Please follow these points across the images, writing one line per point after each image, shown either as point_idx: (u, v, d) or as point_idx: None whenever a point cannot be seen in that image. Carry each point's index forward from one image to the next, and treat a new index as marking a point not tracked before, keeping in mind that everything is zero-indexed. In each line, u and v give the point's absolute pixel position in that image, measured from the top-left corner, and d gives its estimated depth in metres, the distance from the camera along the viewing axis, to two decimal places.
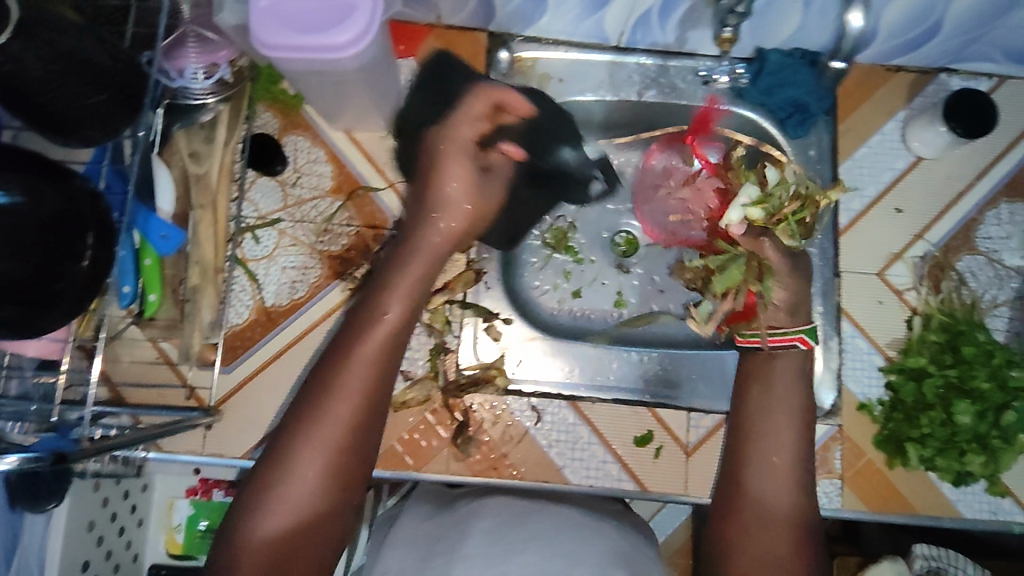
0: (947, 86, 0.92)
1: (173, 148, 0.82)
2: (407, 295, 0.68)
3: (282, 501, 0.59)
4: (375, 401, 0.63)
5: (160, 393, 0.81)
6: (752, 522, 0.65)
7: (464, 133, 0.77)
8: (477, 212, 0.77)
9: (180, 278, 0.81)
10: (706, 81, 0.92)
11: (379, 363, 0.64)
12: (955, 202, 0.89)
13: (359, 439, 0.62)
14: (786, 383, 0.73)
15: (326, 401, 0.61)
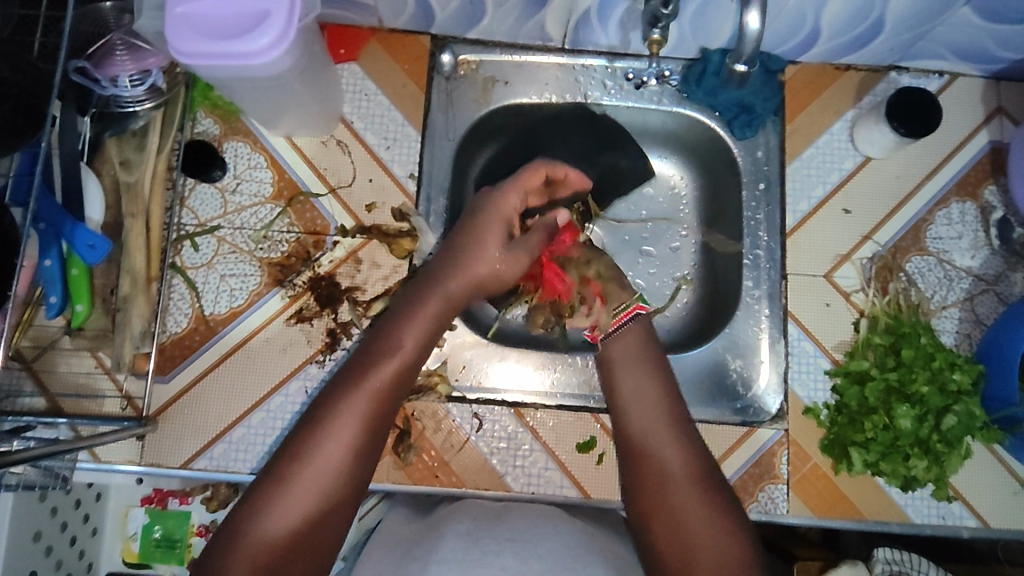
0: (897, 84, 0.91)
1: (104, 156, 0.80)
2: (415, 336, 0.71)
3: (277, 520, 0.61)
4: (373, 436, 0.66)
5: (97, 403, 0.80)
6: (665, 495, 0.68)
7: (512, 201, 0.80)
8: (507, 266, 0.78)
9: (110, 289, 0.78)
10: (637, 85, 0.92)
11: (383, 402, 0.67)
12: (903, 202, 0.88)
13: (356, 470, 0.65)
14: (647, 353, 0.78)
15: (328, 432, 0.64)
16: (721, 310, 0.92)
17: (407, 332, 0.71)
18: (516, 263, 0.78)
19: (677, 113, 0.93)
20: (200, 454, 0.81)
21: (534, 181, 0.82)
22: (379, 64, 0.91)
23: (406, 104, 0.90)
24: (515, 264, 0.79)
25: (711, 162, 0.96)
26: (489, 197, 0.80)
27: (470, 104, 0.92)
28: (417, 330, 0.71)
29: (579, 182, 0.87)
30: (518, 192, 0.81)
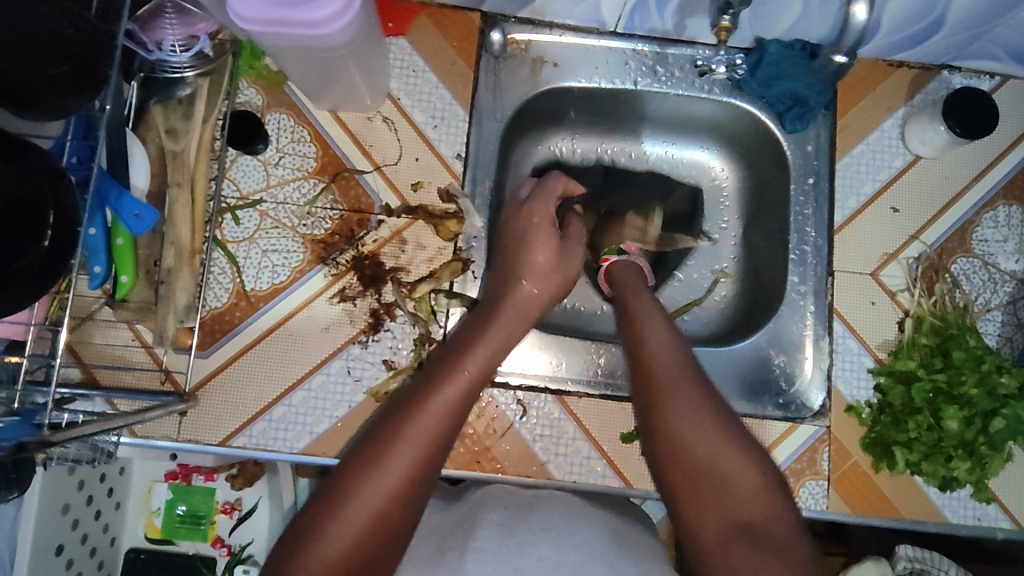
0: (949, 84, 0.90)
1: (149, 123, 0.77)
2: (488, 345, 0.71)
3: (334, 530, 0.56)
4: (445, 441, 0.62)
5: (134, 376, 0.78)
6: (695, 465, 0.61)
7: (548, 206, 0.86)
8: (562, 271, 0.82)
9: (153, 261, 0.76)
10: (702, 72, 0.90)
11: (459, 404, 0.64)
12: (952, 202, 0.88)
13: (426, 477, 0.60)
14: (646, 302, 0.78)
15: (403, 436, 0.60)
16: (762, 304, 0.92)
17: (482, 339, 0.71)
18: (573, 259, 0.84)
19: (728, 104, 0.92)
20: (240, 432, 0.80)
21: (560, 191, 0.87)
22: (428, 40, 0.88)
23: (454, 83, 0.88)
24: (570, 267, 0.83)
25: (756, 154, 0.96)
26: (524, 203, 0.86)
27: (518, 86, 0.90)
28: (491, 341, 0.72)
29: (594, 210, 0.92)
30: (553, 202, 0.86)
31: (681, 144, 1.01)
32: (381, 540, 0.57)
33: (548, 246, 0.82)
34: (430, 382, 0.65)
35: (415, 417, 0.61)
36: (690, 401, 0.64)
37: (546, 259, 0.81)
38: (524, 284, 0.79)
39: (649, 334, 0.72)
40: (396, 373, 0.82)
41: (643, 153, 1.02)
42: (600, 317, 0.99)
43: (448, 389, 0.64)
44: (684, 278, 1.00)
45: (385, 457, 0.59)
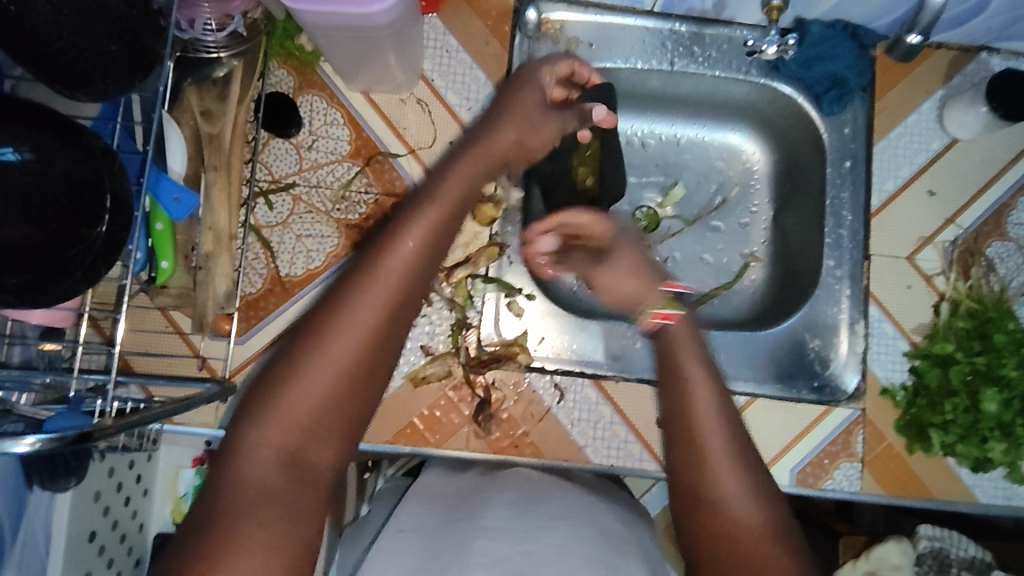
0: (987, 66, 0.89)
1: (184, 105, 0.75)
2: (467, 169, 0.64)
3: (301, 389, 0.52)
4: (421, 278, 0.57)
5: (169, 363, 0.77)
6: (716, 515, 0.55)
7: (543, 80, 0.75)
8: (540, 132, 0.72)
9: (192, 246, 0.73)
10: (751, 51, 0.88)
11: (434, 234, 0.57)
12: (987, 186, 0.87)
13: (400, 314, 0.55)
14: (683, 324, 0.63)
15: (373, 274, 0.55)
16: (796, 287, 0.92)
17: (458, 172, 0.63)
18: (549, 134, 0.72)
19: (764, 86, 0.91)
20: None
21: (563, 71, 0.76)
22: (463, 19, 0.87)
23: (489, 64, 0.87)
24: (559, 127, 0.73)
25: (790, 136, 0.95)
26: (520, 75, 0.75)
27: None
28: (464, 175, 0.63)
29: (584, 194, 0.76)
30: (550, 77, 0.75)
31: (712, 127, 1.00)
32: (354, 388, 0.54)
33: (533, 109, 0.72)
34: (411, 213, 0.58)
35: (390, 256, 0.55)
36: (727, 459, 0.57)
37: (526, 120, 0.71)
38: (506, 131, 0.69)
39: (693, 391, 0.59)
40: (434, 359, 0.81)
41: (674, 134, 1.01)
42: None
43: (420, 217, 0.57)
44: (715, 262, 1.00)
45: (356, 299, 0.54)
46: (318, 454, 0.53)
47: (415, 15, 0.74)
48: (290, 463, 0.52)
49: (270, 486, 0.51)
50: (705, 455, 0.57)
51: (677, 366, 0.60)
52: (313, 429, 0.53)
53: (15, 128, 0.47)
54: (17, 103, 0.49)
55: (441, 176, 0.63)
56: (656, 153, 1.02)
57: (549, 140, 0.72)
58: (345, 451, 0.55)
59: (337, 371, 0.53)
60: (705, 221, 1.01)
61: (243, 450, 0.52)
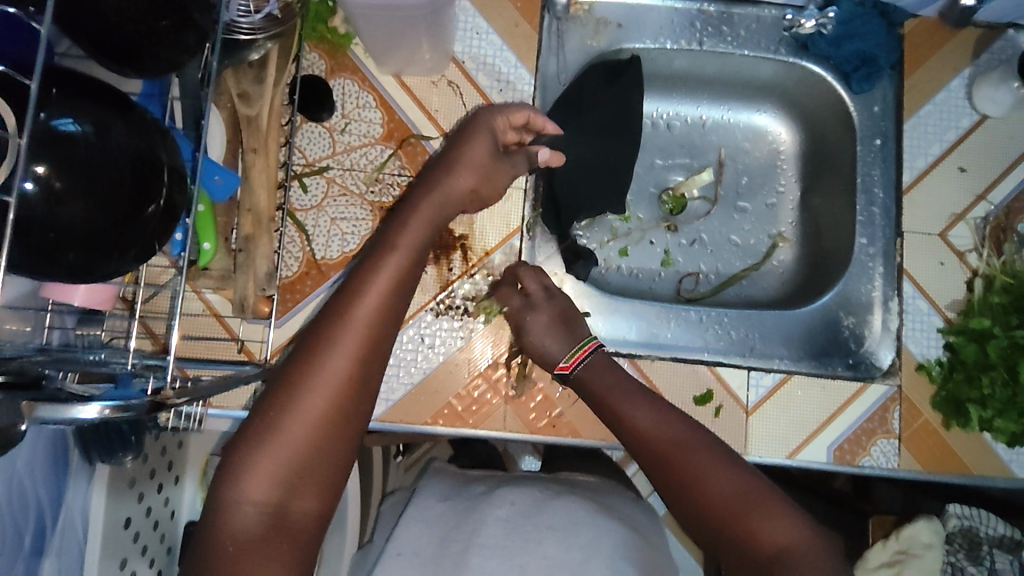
0: (1015, 43, 0.90)
1: (222, 87, 0.74)
2: (424, 217, 0.66)
3: (275, 449, 0.53)
4: (386, 329, 0.58)
5: (206, 348, 0.78)
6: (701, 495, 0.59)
7: (497, 121, 0.75)
8: (489, 186, 0.74)
9: (230, 227, 0.74)
10: (791, 25, 0.89)
11: (395, 286, 0.59)
12: (1018, 162, 0.88)
13: (370, 362, 0.56)
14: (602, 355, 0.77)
15: (338, 331, 0.56)
16: (826, 266, 0.92)
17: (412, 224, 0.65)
18: (500, 180, 0.76)
19: (793, 65, 0.91)
20: None
21: (518, 120, 0.76)
22: (492, 1, 0.87)
23: (519, 46, 0.87)
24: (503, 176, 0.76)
25: (817, 115, 0.95)
26: (473, 121, 0.75)
27: (582, 48, 0.89)
28: (423, 219, 0.66)
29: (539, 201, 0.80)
30: (504, 121, 0.75)
31: (740, 107, 1.00)
32: (330, 437, 0.54)
33: (482, 155, 0.72)
34: (369, 269, 0.60)
35: (353, 312, 0.57)
36: (681, 438, 0.64)
37: (474, 167, 0.72)
38: (454, 184, 0.70)
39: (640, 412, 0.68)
40: (468, 340, 0.82)
41: (699, 116, 1.01)
42: (661, 281, 0.99)
43: (381, 271, 0.59)
44: (742, 243, 1.00)
45: (321, 356, 0.55)
46: (300, 505, 0.53)
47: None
48: (272, 522, 0.51)
49: (247, 542, 0.50)
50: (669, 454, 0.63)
51: (626, 403, 0.69)
52: (292, 479, 0.53)
53: (77, 101, 0.47)
54: (76, 77, 0.49)
55: (399, 224, 0.64)
56: (681, 136, 1.02)
57: (498, 184, 0.76)
58: (327, 499, 0.55)
59: (312, 423, 0.54)
60: (732, 202, 1.01)
61: (225, 511, 0.51)
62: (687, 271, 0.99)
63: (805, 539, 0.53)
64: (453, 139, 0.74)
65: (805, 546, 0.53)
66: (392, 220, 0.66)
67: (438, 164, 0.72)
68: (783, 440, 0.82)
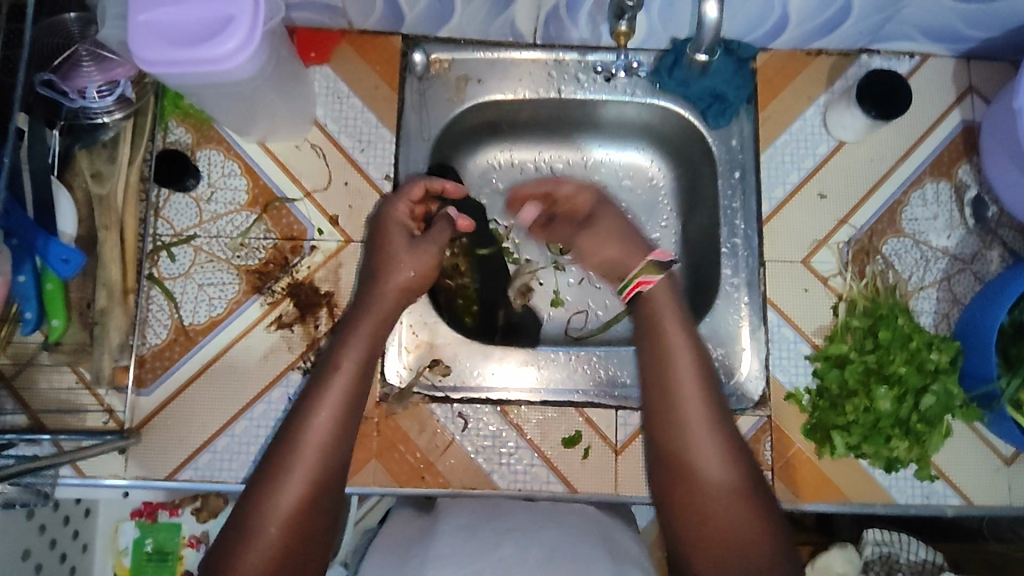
0: (868, 68, 0.91)
1: (75, 169, 0.79)
2: (365, 340, 0.71)
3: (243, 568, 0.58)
4: (357, 407, 0.68)
5: (80, 417, 0.81)
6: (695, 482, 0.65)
7: (400, 210, 0.79)
8: (425, 274, 0.76)
9: (86, 302, 0.78)
10: (607, 78, 0.92)
11: (361, 368, 0.69)
12: (879, 184, 0.88)
13: (342, 435, 0.66)
14: (664, 301, 0.73)
15: (314, 408, 0.66)
16: (702, 299, 0.92)
17: (345, 354, 0.69)
18: (426, 258, 0.76)
19: (652, 105, 0.93)
20: (185, 464, 0.82)
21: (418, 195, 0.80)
22: (351, 67, 0.90)
23: (379, 107, 0.90)
24: (425, 263, 0.76)
25: (685, 149, 0.97)
26: (379, 217, 0.79)
27: (443, 105, 0.92)
28: (376, 316, 0.72)
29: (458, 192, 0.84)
30: (405, 205, 0.79)
31: (617, 146, 1.02)
32: (319, 500, 0.63)
33: (402, 246, 0.76)
34: (333, 355, 0.69)
35: (326, 392, 0.67)
36: (701, 405, 0.68)
37: (403, 258, 0.75)
38: (393, 278, 0.74)
39: (677, 365, 0.69)
40: None
41: (582, 156, 1.02)
42: (549, 321, 0.99)
43: (349, 356, 0.69)
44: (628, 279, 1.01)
45: (303, 429, 0.65)
46: None
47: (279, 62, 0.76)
48: None
49: None
50: (695, 456, 0.66)
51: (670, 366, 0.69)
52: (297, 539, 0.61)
53: None
54: None
55: (354, 318, 0.72)
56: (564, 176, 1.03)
57: (431, 262, 0.76)
58: None
59: (301, 488, 0.62)
60: None
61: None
62: (576, 309, 1.00)
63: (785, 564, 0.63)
64: (370, 246, 0.78)
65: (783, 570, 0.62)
66: (348, 313, 0.73)
67: (371, 264, 0.76)
68: None
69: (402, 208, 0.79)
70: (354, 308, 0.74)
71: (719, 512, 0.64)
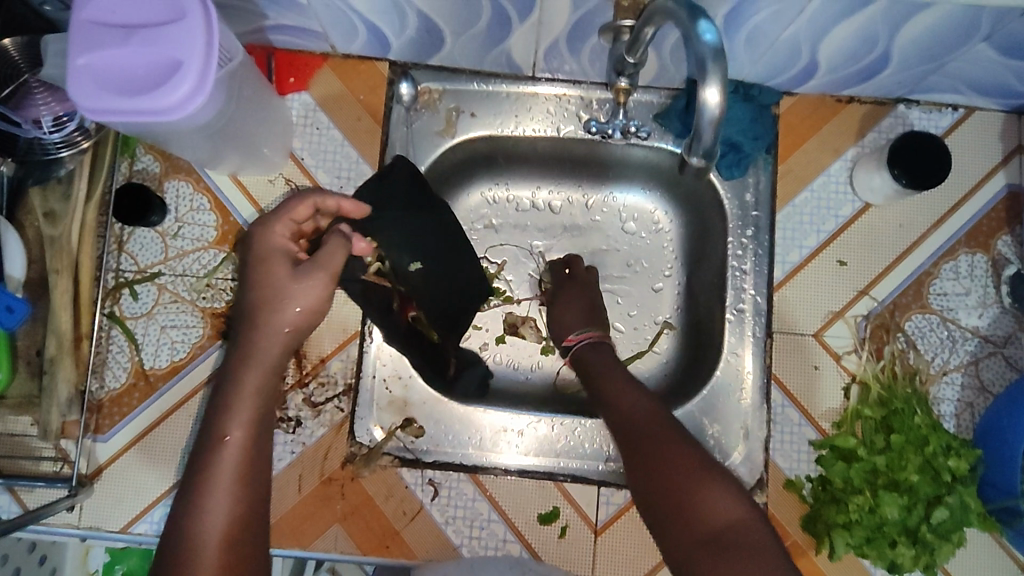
0: (905, 120, 0.81)
1: (27, 206, 0.76)
2: (254, 393, 0.60)
3: None
4: (256, 471, 0.58)
5: (33, 463, 0.76)
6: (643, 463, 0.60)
7: (279, 233, 0.65)
8: (318, 303, 0.63)
9: (35, 351, 0.76)
10: (603, 136, 0.84)
11: (252, 430, 0.59)
12: (906, 253, 0.79)
13: (247, 504, 0.57)
14: (597, 353, 0.77)
15: (202, 493, 0.56)
16: (701, 364, 0.84)
17: (228, 422, 0.58)
18: (315, 291, 0.62)
19: (659, 149, 0.85)
20: (141, 517, 0.77)
21: (303, 215, 0.66)
22: (333, 95, 0.83)
23: (361, 140, 0.83)
24: (312, 300, 0.62)
25: (694, 198, 0.88)
26: (254, 248, 0.65)
27: (432, 139, 0.84)
28: (261, 369, 0.61)
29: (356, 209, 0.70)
30: (283, 227, 0.65)
31: (620, 187, 0.93)
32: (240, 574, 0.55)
33: (286, 278, 0.62)
34: (216, 423, 0.58)
35: (215, 470, 0.56)
36: (634, 403, 0.66)
37: (286, 295, 0.62)
38: (277, 319, 0.61)
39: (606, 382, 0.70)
40: (300, 455, 0.78)
41: (583, 194, 0.94)
42: (537, 373, 0.91)
43: (234, 420, 0.58)
44: (626, 329, 0.91)
45: (194, 521, 0.55)
46: None
47: (237, 99, 0.69)
48: None
49: None
50: (633, 434, 0.63)
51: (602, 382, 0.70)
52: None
53: None
54: None
55: (236, 378, 0.60)
56: (561, 214, 0.94)
57: (323, 293, 0.63)
58: None
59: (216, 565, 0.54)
60: (607, 284, 0.92)
61: None
62: None
63: (746, 514, 0.55)
64: (245, 282, 0.64)
65: (747, 521, 0.55)
66: (225, 371, 0.61)
67: (248, 305, 0.63)
68: (633, 563, 0.77)
69: (280, 232, 0.65)
70: (234, 363, 0.61)
71: (671, 480, 0.57)
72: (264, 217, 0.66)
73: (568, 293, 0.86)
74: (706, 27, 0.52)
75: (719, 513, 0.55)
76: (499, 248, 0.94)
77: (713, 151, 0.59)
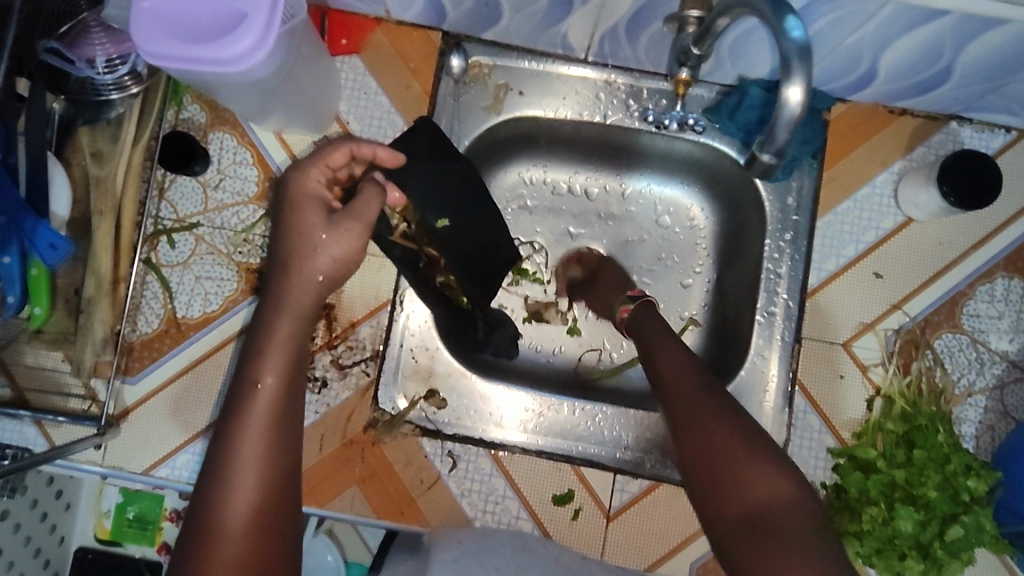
0: (956, 138, 0.81)
1: (75, 146, 0.77)
2: (287, 335, 0.58)
3: None
4: (289, 422, 0.56)
5: (62, 399, 0.77)
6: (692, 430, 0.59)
7: (312, 178, 0.63)
8: (351, 257, 0.61)
9: (74, 290, 0.77)
10: (655, 127, 0.84)
11: (287, 375, 0.57)
12: (943, 272, 0.79)
13: (280, 452, 0.55)
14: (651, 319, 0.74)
15: (237, 436, 0.54)
16: (725, 362, 0.85)
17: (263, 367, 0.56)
18: (346, 238, 0.61)
19: (705, 145, 0.84)
20: (164, 461, 0.78)
21: (339, 162, 0.65)
22: (382, 61, 0.83)
23: (407, 108, 0.83)
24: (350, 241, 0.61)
25: (733, 197, 0.88)
26: (286, 192, 0.63)
27: (478, 114, 0.84)
28: (295, 315, 0.60)
29: (391, 160, 0.70)
30: (318, 174, 0.64)
31: (659, 179, 0.93)
32: (273, 520, 0.53)
33: (318, 226, 0.61)
34: (249, 366, 0.57)
35: (249, 414, 0.55)
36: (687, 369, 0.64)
37: (319, 241, 0.60)
38: (308, 267, 0.60)
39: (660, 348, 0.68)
40: (323, 416, 0.79)
41: (621, 184, 0.94)
42: (559, 356, 0.92)
43: (269, 364, 0.57)
44: None
45: (229, 464, 0.53)
46: None
47: (293, 59, 0.69)
48: None
49: None
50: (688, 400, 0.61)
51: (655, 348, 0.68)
52: (263, 551, 0.52)
53: None
54: None
55: (268, 325, 0.59)
56: (598, 201, 0.94)
57: (357, 241, 0.61)
58: None
59: (251, 506, 0.52)
60: (636, 275, 0.93)
61: None
62: (589, 346, 0.92)
63: (793, 497, 0.53)
64: (277, 229, 0.63)
65: (789, 502, 0.53)
66: (258, 308, 0.60)
67: (281, 246, 0.61)
68: (642, 552, 0.78)
69: (313, 179, 0.63)
70: (268, 309, 0.60)
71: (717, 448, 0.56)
72: (299, 160, 0.65)
73: (603, 278, 0.88)
74: (793, 24, 0.53)
75: (770, 493, 0.53)
76: (532, 231, 0.94)
77: (784, 152, 0.59)
